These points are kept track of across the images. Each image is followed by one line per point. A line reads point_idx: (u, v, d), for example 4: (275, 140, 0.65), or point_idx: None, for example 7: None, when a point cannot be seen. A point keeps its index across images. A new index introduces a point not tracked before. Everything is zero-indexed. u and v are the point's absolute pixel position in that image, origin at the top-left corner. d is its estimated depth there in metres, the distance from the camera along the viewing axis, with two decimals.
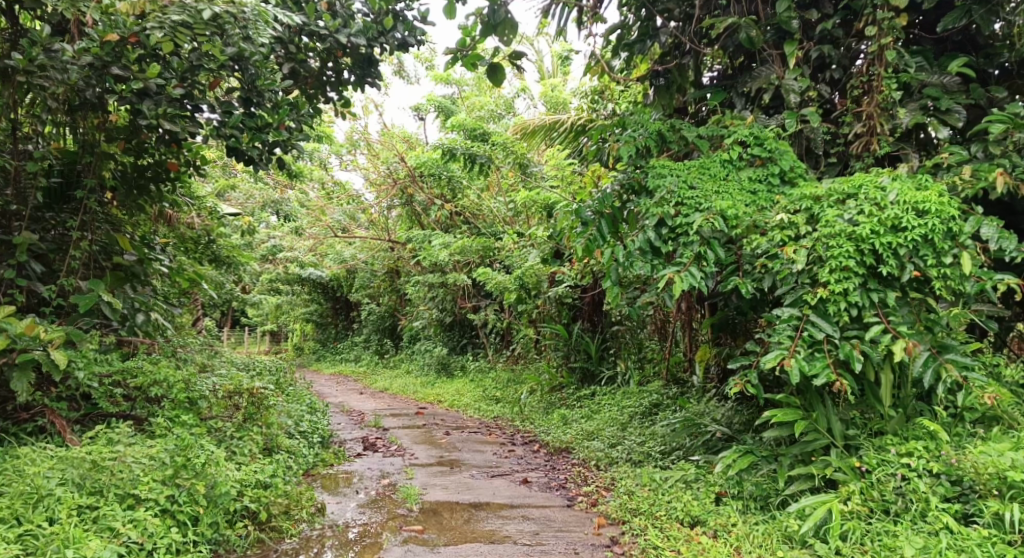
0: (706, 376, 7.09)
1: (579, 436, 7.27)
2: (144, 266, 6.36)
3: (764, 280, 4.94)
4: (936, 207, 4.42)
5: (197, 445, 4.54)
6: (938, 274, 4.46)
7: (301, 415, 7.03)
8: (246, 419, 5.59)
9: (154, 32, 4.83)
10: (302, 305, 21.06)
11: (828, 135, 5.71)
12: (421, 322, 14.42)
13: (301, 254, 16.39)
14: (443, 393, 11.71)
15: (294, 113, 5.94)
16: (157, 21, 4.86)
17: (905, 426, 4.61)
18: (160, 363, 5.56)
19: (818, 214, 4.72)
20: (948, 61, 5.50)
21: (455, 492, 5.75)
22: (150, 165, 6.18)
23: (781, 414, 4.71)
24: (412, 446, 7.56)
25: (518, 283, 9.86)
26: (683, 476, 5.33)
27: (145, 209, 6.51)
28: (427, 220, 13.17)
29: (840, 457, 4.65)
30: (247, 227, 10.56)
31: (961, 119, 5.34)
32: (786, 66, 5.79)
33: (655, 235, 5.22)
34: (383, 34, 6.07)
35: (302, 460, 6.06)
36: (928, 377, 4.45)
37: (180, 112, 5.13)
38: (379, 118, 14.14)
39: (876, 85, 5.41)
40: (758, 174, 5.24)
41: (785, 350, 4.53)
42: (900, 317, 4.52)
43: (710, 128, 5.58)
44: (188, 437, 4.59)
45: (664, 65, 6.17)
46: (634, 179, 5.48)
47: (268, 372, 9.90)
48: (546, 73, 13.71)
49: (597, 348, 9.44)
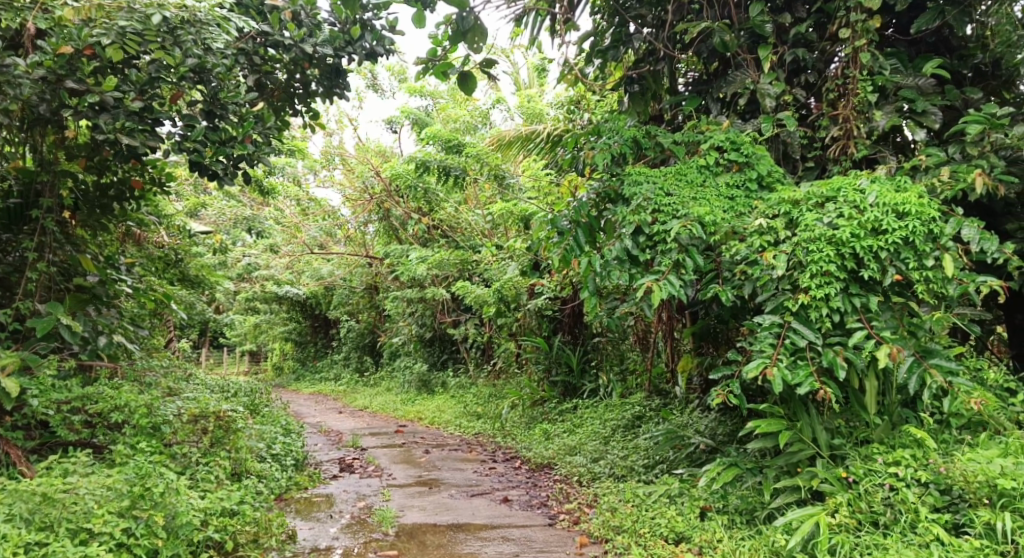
0: (688, 386, 6.97)
1: (561, 452, 7.12)
2: (106, 287, 6.16)
3: (744, 287, 4.83)
4: (916, 208, 4.34)
5: (157, 471, 4.36)
6: (921, 276, 4.36)
7: (273, 437, 6.80)
8: (213, 443, 5.38)
9: (102, 39, 4.68)
10: (280, 323, 20.56)
11: (805, 139, 5.65)
12: (401, 338, 14.41)
13: (276, 272, 16.11)
14: (423, 410, 11.49)
15: (260, 126, 5.72)
16: (104, 28, 4.72)
17: (891, 434, 4.50)
18: (123, 388, 5.34)
19: (797, 218, 4.63)
20: (922, 63, 5.45)
21: (433, 513, 5.57)
22: (112, 183, 6.08)
23: (765, 425, 4.58)
24: (390, 466, 7.37)
25: (496, 296, 9.62)
26: (667, 491, 5.20)
27: (108, 228, 6.31)
28: (405, 235, 12.99)
29: (827, 468, 4.53)
30: (219, 245, 10.35)
31: (937, 121, 5.27)
32: (762, 70, 5.71)
33: (632, 244, 5.08)
34: (351, 44, 5.90)
35: (274, 484, 5.89)
36: (913, 383, 4.35)
37: (139, 125, 4.95)
38: (354, 133, 13.99)
39: (852, 88, 5.34)
40: (735, 180, 5.16)
41: (767, 359, 4.39)
42: (883, 322, 4.42)
43: (685, 134, 5.51)
44: (148, 463, 4.40)
45: (638, 72, 6.08)
46: (609, 188, 5.36)
47: (242, 393, 9.67)
48: (522, 85, 13.63)
49: (579, 360, 9.34)
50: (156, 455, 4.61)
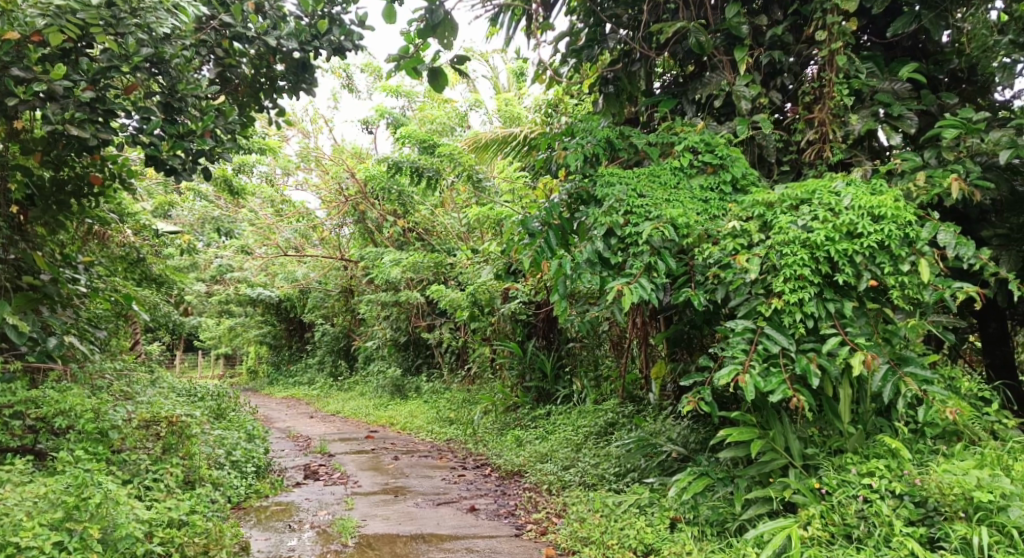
0: (663, 393, 6.83)
1: (532, 459, 6.96)
2: (57, 286, 5.91)
3: (717, 291, 4.70)
4: (892, 212, 4.23)
5: (94, 480, 4.11)
6: (896, 282, 4.26)
7: (233, 443, 6.58)
8: (166, 449, 5.23)
9: (37, 20, 4.52)
10: (255, 326, 20.18)
11: (780, 142, 5.54)
12: (375, 342, 14.19)
13: (250, 274, 15.83)
14: (395, 416, 11.29)
15: (220, 121, 5.56)
16: (39, 7, 4.56)
17: (865, 443, 4.38)
18: (71, 391, 5.12)
19: (770, 221, 4.52)
20: (899, 67, 5.37)
21: (396, 523, 5.38)
22: (69, 177, 5.79)
23: (736, 434, 4.44)
24: (356, 473, 7.17)
25: (470, 299, 9.45)
26: (637, 501, 5.06)
27: (64, 225, 6.06)
28: (380, 237, 12.74)
29: (799, 478, 4.40)
30: (186, 245, 10.10)
31: (913, 126, 5.16)
32: (737, 71, 5.60)
33: (604, 246, 4.95)
34: (317, 39, 5.72)
35: (232, 492, 5.75)
36: (888, 392, 4.24)
37: (89, 116, 4.82)
38: (329, 133, 13.78)
39: (828, 91, 5.25)
40: (709, 183, 5.04)
41: (739, 366, 4.25)
42: (858, 328, 4.30)
43: (659, 135, 5.38)
44: (84, 473, 4.12)
45: (613, 72, 5.96)
46: (581, 189, 5.21)
47: (208, 397, 9.43)
48: (501, 88, 13.52)
49: (553, 366, 9.19)
50: (92, 462, 4.35)
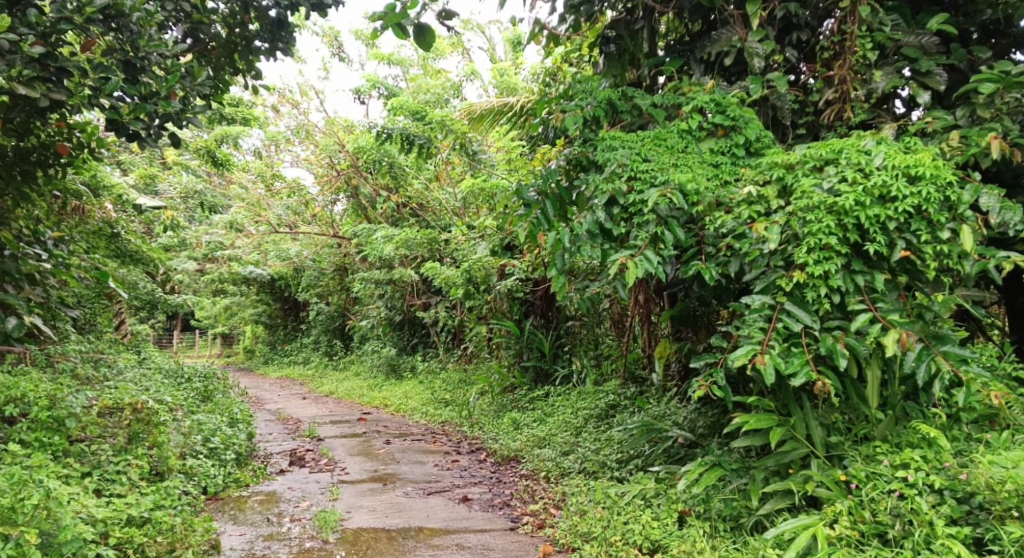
0: (667, 373, 6.44)
1: (529, 444, 6.59)
2: (18, 262, 5.52)
3: (730, 263, 4.30)
4: (929, 172, 3.82)
5: (33, 477, 3.73)
6: (933, 251, 3.85)
7: (212, 429, 6.21)
8: (131, 439, 4.85)
9: None
10: (250, 306, 19.78)
11: (796, 103, 5.09)
12: (369, 321, 13.77)
13: (242, 252, 15.38)
14: (389, 397, 10.92)
15: (186, 81, 5.15)
16: None
17: (895, 430, 4.00)
18: (24, 378, 4.76)
19: (791, 185, 4.12)
20: (927, 19, 4.85)
21: (383, 515, 5.01)
22: (34, 147, 5.40)
23: (753, 422, 4.06)
24: (345, 459, 6.80)
25: (465, 276, 9.02)
26: (642, 492, 4.71)
27: (31, 198, 5.72)
28: (374, 213, 12.28)
29: (823, 470, 4.03)
30: (171, 220, 9.68)
31: (943, 82, 4.69)
32: (750, 27, 5.12)
33: (606, 216, 4.50)
34: None
35: (208, 482, 5.40)
36: (922, 374, 3.81)
37: (40, 74, 4.48)
38: (320, 105, 13.29)
39: (849, 45, 4.80)
40: (720, 146, 4.60)
41: (756, 346, 3.86)
42: (891, 303, 3.89)
43: (666, 95, 4.92)
44: (23, 470, 3.78)
45: (616, 29, 5.49)
46: (581, 154, 4.79)
47: (194, 379, 9.07)
48: (499, 59, 13.00)
49: (552, 345, 8.77)
50: (36, 456, 3.99)
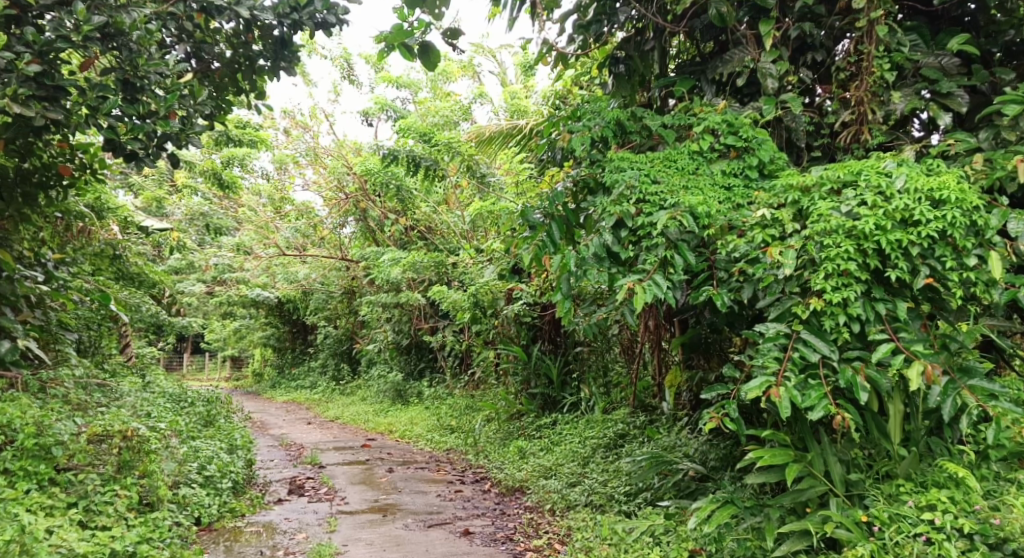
0: (677, 402, 6.24)
1: (534, 474, 6.38)
2: (15, 284, 5.41)
3: (743, 289, 4.13)
4: (955, 195, 3.65)
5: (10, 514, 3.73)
6: (958, 279, 3.67)
7: (208, 457, 6.04)
8: (121, 468, 4.69)
9: None
10: (259, 329, 19.68)
11: (811, 125, 4.94)
12: (376, 345, 13.61)
13: (251, 274, 15.32)
14: (395, 423, 10.74)
15: (187, 100, 5.05)
16: None
17: (919, 468, 3.80)
18: (12, 403, 4.65)
19: (807, 208, 3.94)
20: (947, 39, 4.69)
21: (380, 549, 4.82)
22: (36, 168, 5.32)
23: (768, 457, 3.86)
24: (345, 488, 6.60)
25: (472, 300, 8.86)
26: (651, 528, 4.55)
27: (32, 220, 5.64)
28: (383, 237, 12.17)
29: (842, 509, 3.82)
30: (177, 242, 9.60)
31: (965, 104, 4.53)
32: (763, 47, 4.98)
33: (613, 239, 4.34)
34: (297, 11, 5.09)
35: (202, 512, 5.22)
36: (947, 408, 3.61)
37: (35, 93, 4.40)
38: (330, 128, 13.27)
39: (867, 66, 4.64)
40: (732, 168, 4.44)
41: (771, 378, 3.68)
42: (914, 332, 3.70)
43: (676, 116, 4.78)
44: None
45: (626, 49, 5.37)
46: (588, 175, 4.64)
47: (198, 403, 8.93)
48: (509, 83, 12.96)
49: (560, 371, 8.57)
50: (13, 489, 3.95)
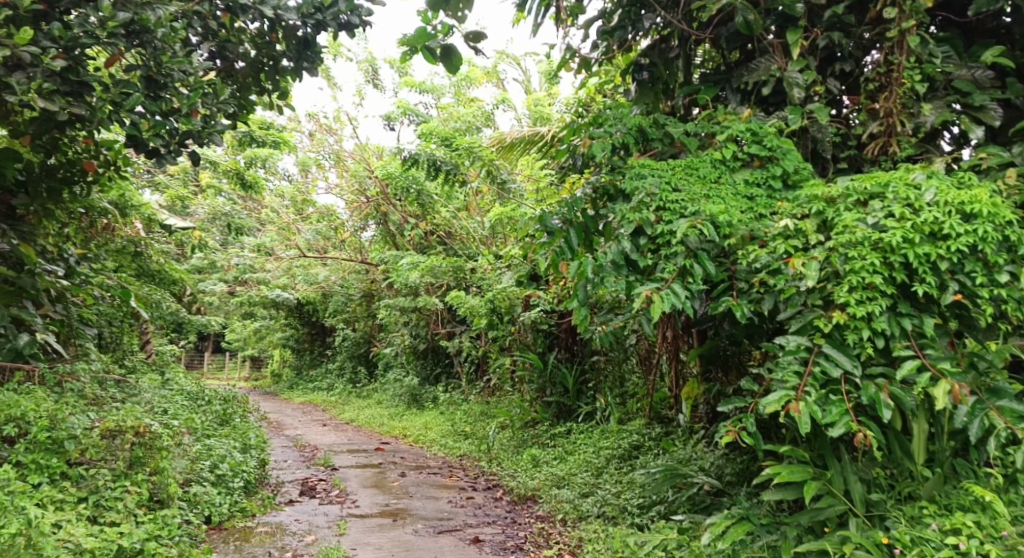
0: (693, 415, 6.15)
1: (547, 483, 6.31)
2: (36, 279, 5.44)
3: (764, 301, 4.06)
4: (987, 209, 3.56)
5: (19, 506, 3.73)
6: (988, 296, 3.58)
7: (221, 455, 6.03)
8: (133, 464, 4.70)
9: None
10: (279, 329, 19.77)
11: (838, 136, 4.85)
12: (393, 349, 13.60)
13: (272, 275, 15.38)
14: (409, 427, 10.71)
15: (209, 98, 5.05)
16: None
17: (943, 490, 3.70)
18: (27, 396, 4.67)
19: (831, 219, 3.86)
20: (981, 51, 4.59)
21: (388, 555, 4.77)
22: (60, 164, 5.35)
23: (786, 473, 3.77)
24: (357, 491, 6.57)
25: (489, 306, 8.82)
26: (663, 542, 4.44)
27: (54, 215, 5.67)
28: (402, 241, 12.16)
29: (862, 530, 3.73)
30: (198, 241, 9.65)
31: (998, 118, 4.43)
32: (790, 56, 4.90)
33: (632, 246, 4.25)
34: (321, 12, 5.04)
35: (212, 510, 5.21)
36: (975, 429, 3.52)
37: (60, 88, 4.40)
38: (353, 131, 13.32)
39: (897, 77, 4.56)
40: (755, 177, 4.37)
41: (791, 392, 3.60)
42: (940, 350, 3.61)
43: (699, 124, 4.71)
44: (6, 496, 3.78)
45: (650, 56, 5.31)
46: (608, 182, 4.58)
47: (214, 402, 8.95)
48: (533, 90, 12.94)
49: (575, 380, 8.49)
50: (22, 481, 3.94)
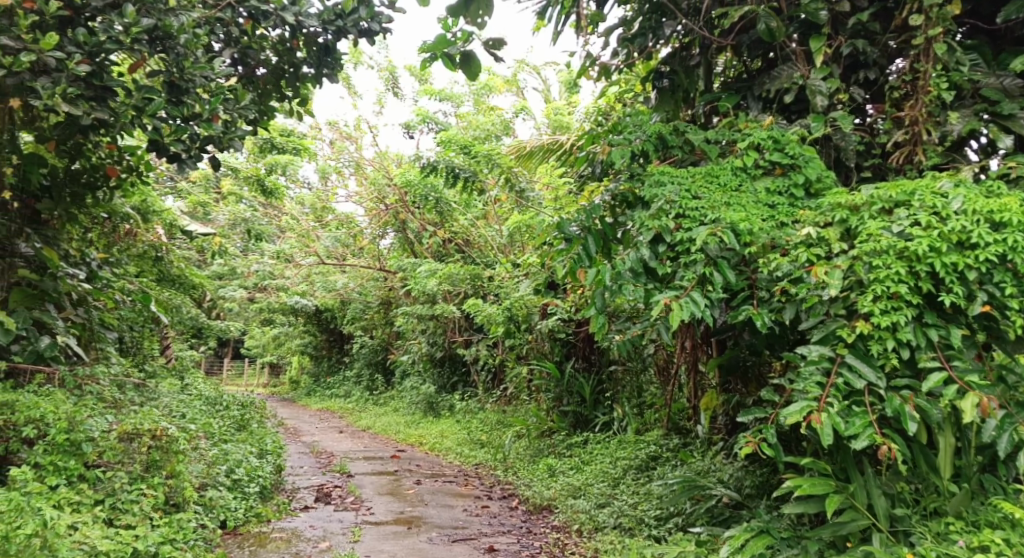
0: (712, 426, 6.08)
1: (563, 493, 6.26)
2: (58, 282, 5.48)
3: (785, 310, 4.00)
4: (1016, 218, 3.48)
5: (34, 506, 3.75)
6: (1017, 307, 3.50)
7: (237, 460, 6.03)
8: (149, 467, 4.71)
9: None
10: (297, 336, 19.84)
11: (862, 144, 4.79)
12: (410, 357, 13.60)
13: (291, 282, 15.46)
14: (425, 435, 10.68)
15: (230, 104, 5.07)
16: None
17: (970, 505, 3.62)
18: (47, 398, 4.70)
19: (855, 228, 3.81)
20: (1009, 59, 4.52)
21: None
22: (84, 169, 5.41)
23: (807, 486, 3.71)
24: (372, 499, 6.55)
25: (506, 314, 8.80)
26: (680, 553, 4.37)
27: (76, 219, 5.72)
28: (420, 249, 12.19)
29: (885, 546, 3.65)
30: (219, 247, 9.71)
31: None
32: (813, 64, 4.85)
33: (651, 254, 4.21)
34: (342, 18, 5.09)
35: (228, 515, 5.21)
36: (1003, 443, 3.44)
37: (84, 93, 4.43)
38: (373, 139, 13.38)
39: (923, 85, 4.49)
40: (777, 185, 4.31)
41: (813, 403, 3.54)
42: (967, 362, 3.54)
43: (720, 131, 4.67)
44: (22, 496, 3.79)
45: (670, 63, 5.28)
46: (627, 189, 4.55)
47: (232, 407, 8.97)
48: (552, 99, 12.95)
49: (593, 390, 8.43)
50: (39, 482, 3.96)
